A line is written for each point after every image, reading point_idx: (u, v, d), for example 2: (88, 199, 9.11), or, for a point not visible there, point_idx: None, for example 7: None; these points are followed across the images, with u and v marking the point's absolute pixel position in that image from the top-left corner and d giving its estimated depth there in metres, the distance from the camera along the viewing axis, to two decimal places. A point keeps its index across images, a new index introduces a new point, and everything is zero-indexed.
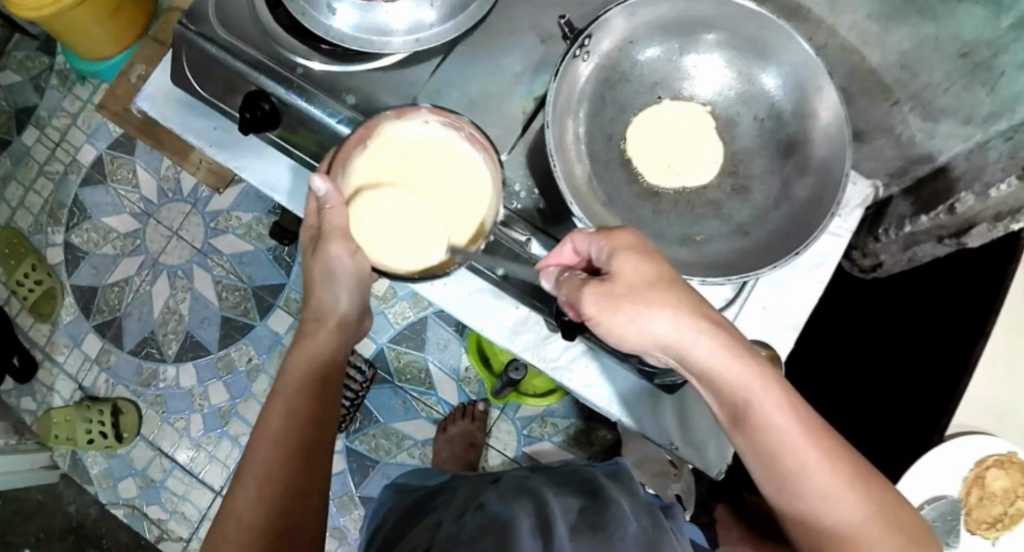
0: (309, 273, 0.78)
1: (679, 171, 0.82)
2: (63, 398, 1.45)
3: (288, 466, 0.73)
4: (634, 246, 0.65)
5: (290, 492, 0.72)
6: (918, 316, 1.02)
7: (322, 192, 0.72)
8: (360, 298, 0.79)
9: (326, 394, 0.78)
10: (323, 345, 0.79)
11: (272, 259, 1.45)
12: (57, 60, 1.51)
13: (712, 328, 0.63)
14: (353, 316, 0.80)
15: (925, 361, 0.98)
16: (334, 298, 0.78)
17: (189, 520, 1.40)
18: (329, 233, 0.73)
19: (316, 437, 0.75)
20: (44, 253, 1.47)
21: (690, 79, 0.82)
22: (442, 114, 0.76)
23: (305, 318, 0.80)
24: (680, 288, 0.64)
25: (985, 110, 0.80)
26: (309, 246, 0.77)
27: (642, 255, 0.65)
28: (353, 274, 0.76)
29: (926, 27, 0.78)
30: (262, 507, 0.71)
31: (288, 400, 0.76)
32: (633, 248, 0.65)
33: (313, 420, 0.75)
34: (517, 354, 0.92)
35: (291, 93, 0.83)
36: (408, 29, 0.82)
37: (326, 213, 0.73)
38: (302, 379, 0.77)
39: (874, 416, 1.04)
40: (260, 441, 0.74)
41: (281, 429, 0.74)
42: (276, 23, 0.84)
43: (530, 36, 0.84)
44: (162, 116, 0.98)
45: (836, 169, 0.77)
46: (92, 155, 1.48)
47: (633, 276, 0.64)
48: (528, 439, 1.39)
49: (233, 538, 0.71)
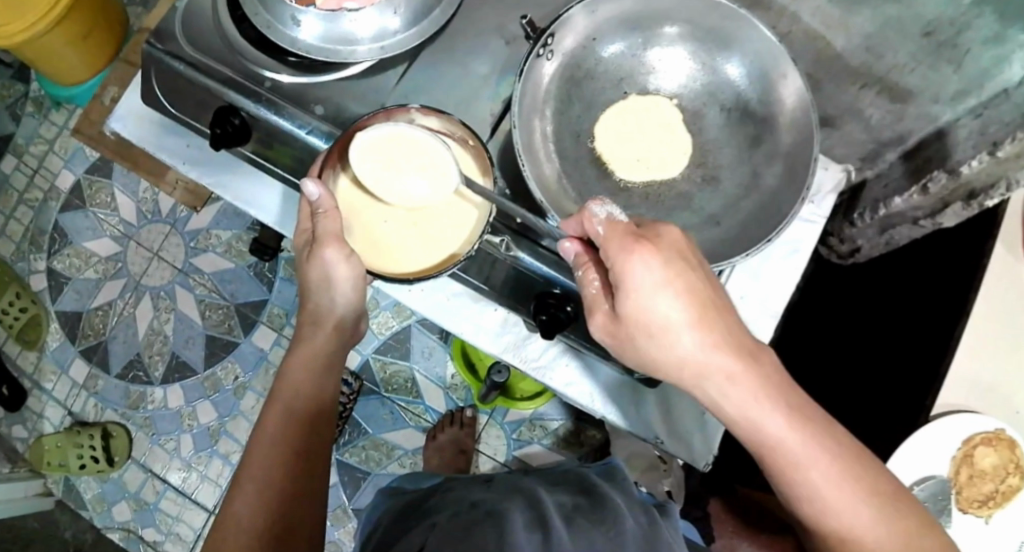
0: (303, 278, 0.78)
1: (649, 165, 0.82)
2: (53, 425, 1.44)
3: (286, 469, 0.72)
4: (651, 278, 0.62)
5: (288, 497, 0.71)
6: (904, 308, 1.03)
7: (315, 198, 0.73)
8: (356, 302, 0.79)
9: (323, 401, 0.77)
10: (320, 350, 0.79)
11: (253, 275, 1.44)
12: (31, 87, 1.51)
13: (734, 366, 0.63)
14: (350, 321, 0.80)
15: (909, 348, 1.00)
16: (331, 302, 0.78)
17: (185, 540, 1.39)
18: (321, 238, 0.74)
19: (315, 440, 0.75)
20: (28, 281, 1.47)
21: (654, 73, 0.83)
22: (429, 113, 0.75)
23: (302, 324, 0.80)
24: (714, 318, 0.63)
25: (954, 87, 0.80)
26: (303, 251, 0.77)
27: (657, 286, 0.62)
28: (350, 279, 0.76)
29: (889, 9, 0.77)
30: (260, 509, 0.70)
31: (287, 406, 0.75)
32: (648, 279, 0.62)
33: (311, 425, 0.75)
34: (498, 356, 0.92)
35: (260, 107, 0.83)
36: (373, 36, 0.82)
37: (320, 217, 0.74)
38: (301, 386, 0.77)
39: (863, 397, 1.05)
40: (259, 444, 0.74)
41: (281, 431, 0.74)
42: (242, 37, 0.84)
43: (494, 38, 0.84)
44: (134, 137, 0.98)
45: (805, 153, 0.77)
46: (70, 181, 1.48)
47: (659, 308, 0.62)
48: (518, 443, 1.39)
49: (230, 541, 0.69)
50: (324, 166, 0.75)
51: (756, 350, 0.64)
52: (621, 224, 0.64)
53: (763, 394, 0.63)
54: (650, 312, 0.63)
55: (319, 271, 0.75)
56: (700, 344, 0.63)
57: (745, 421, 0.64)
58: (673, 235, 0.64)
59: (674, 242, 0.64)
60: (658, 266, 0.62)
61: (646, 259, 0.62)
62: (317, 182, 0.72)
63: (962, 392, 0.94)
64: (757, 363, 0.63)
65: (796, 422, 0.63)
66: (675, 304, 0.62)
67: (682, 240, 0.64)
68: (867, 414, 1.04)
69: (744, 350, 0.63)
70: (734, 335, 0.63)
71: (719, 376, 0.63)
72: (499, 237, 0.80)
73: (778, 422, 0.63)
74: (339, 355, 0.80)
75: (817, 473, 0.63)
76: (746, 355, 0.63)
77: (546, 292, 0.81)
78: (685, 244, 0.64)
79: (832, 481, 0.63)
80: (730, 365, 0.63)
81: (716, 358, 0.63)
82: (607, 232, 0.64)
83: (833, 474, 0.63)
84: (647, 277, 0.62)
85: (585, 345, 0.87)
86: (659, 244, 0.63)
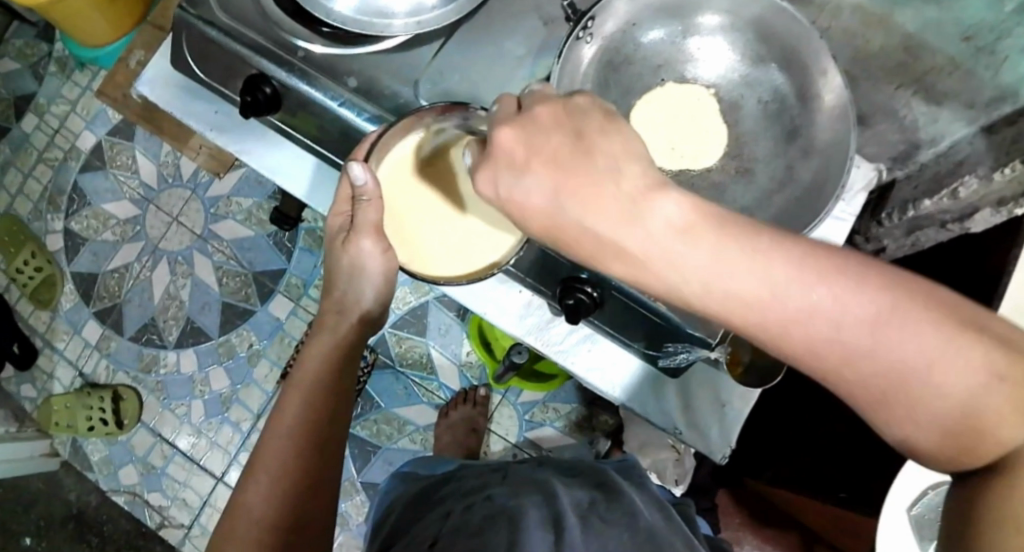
0: (334, 265, 0.78)
1: (682, 154, 0.82)
2: (63, 385, 1.44)
3: (302, 461, 0.72)
4: (518, 178, 0.50)
5: (299, 489, 0.71)
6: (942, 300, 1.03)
7: (360, 183, 0.71)
8: (384, 295, 0.79)
9: (342, 389, 0.76)
10: (343, 339, 0.77)
11: (272, 244, 1.44)
12: (55, 46, 1.50)
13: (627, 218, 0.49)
14: (376, 312, 0.79)
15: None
16: (358, 292, 0.78)
17: (191, 506, 1.40)
18: (358, 226, 0.75)
19: (329, 435, 0.74)
20: (44, 240, 1.47)
21: (694, 61, 0.82)
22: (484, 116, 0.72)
23: (325, 310, 0.80)
24: (580, 180, 0.49)
25: (990, 93, 0.79)
26: (338, 236, 0.78)
27: (523, 186, 0.50)
28: (379, 272, 0.77)
29: (930, 11, 0.77)
30: (273, 501, 0.71)
31: (304, 394, 0.74)
32: (516, 184, 0.50)
33: (327, 415, 0.74)
34: (520, 339, 0.92)
35: (292, 77, 0.82)
36: (408, 12, 0.82)
37: (361, 205, 0.73)
38: (320, 373, 0.75)
39: None
40: (273, 433, 0.73)
41: (297, 422, 0.73)
42: (279, 7, 0.83)
43: (533, 18, 0.84)
44: (162, 101, 0.98)
45: (842, 151, 0.77)
46: (91, 142, 1.48)
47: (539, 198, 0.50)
48: (530, 424, 1.39)
49: (242, 531, 0.70)
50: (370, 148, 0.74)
51: (634, 186, 0.49)
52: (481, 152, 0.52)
53: (670, 227, 0.48)
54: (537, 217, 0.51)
55: (351, 258, 0.76)
56: (583, 206, 0.49)
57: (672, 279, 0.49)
58: (510, 137, 0.50)
59: (518, 144, 0.50)
60: (519, 172, 0.50)
61: (503, 176, 0.51)
62: (365, 167, 0.71)
63: None
64: (641, 199, 0.49)
65: (721, 246, 0.48)
66: (544, 187, 0.50)
67: (520, 134, 0.50)
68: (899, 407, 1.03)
69: (621, 189, 0.49)
70: (606, 181, 0.49)
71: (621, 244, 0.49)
72: None
73: (699, 255, 0.48)
74: (361, 341, 0.79)
75: (793, 298, 0.47)
76: (622, 195, 0.49)
77: (574, 276, 0.80)
78: (524, 139, 0.50)
79: (809, 292, 0.47)
80: (617, 208, 0.49)
81: (607, 221, 0.49)
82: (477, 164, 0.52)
83: (811, 285, 0.47)
84: (516, 178, 0.50)
85: (611, 333, 0.88)
86: (503, 151, 0.51)
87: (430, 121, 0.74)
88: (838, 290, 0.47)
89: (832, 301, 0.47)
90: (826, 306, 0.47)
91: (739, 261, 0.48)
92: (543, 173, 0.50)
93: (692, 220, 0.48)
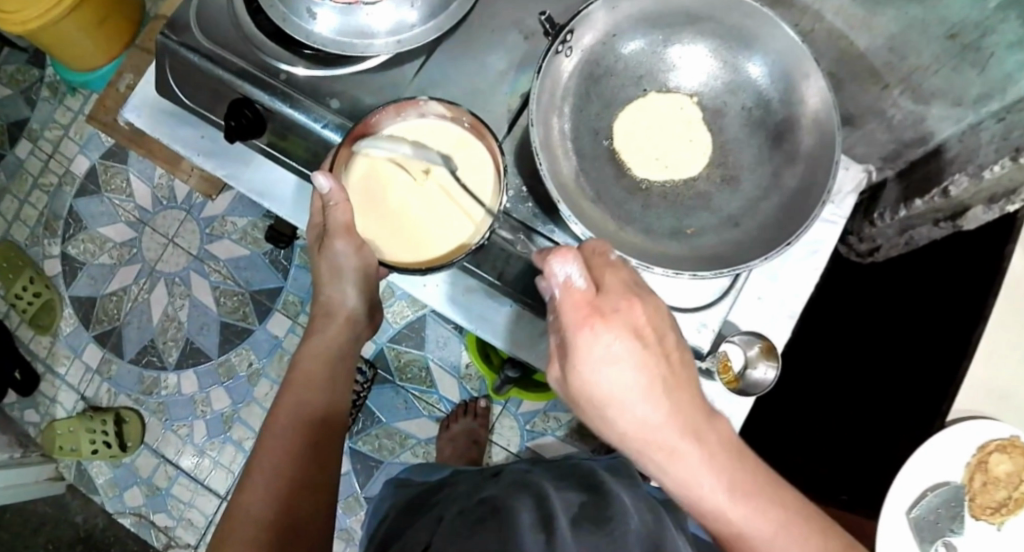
0: (316, 270, 0.80)
1: (668, 164, 0.81)
2: (65, 410, 1.45)
3: (298, 456, 0.74)
4: (607, 353, 0.58)
5: (298, 484, 0.73)
6: (926, 299, 1.02)
7: (326, 191, 0.72)
8: (367, 294, 0.81)
9: (336, 389, 0.79)
10: (334, 339, 0.81)
11: (268, 263, 1.44)
12: (47, 72, 1.51)
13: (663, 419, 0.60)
14: (361, 313, 0.82)
15: (930, 344, 0.98)
16: (342, 294, 0.80)
17: (197, 526, 1.40)
18: (331, 230, 0.75)
19: (325, 433, 0.76)
20: (42, 265, 1.47)
21: (675, 70, 0.81)
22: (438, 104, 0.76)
23: (315, 314, 0.83)
24: (655, 390, 0.59)
25: (976, 90, 0.79)
26: (314, 243, 0.79)
27: (609, 361, 0.59)
28: (358, 269, 0.77)
29: (913, 10, 0.75)
30: (271, 497, 0.72)
31: (299, 394, 0.77)
32: (605, 353, 0.59)
33: (322, 414, 0.77)
34: (513, 354, 0.91)
35: (274, 100, 0.82)
36: (390, 30, 0.81)
37: (331, 210, 0.74)
38: (314, 374, 0.79)
39: (881, 385, 1.04)
40: (270, 432, 0.76)
41: (294, 420, 0.76)
42: (257, 28, 0.84)
43: (513, 32, 0.83)
44: (149, 127, 0.98)
45: (827, 155, 0.76)
46: (85, 166, 1.48)
47: (607, 384, 0.59)
48: (532, 434, 1.39)
49: (239, 529, 0.70)
50: (335, 157, 0.75)
51: (681, 395, 0.60)
52: (584, 292, 0.60)
53: (688, 437, 0.61)
54: (603, 386, 0.59)
55: (331, 262, 0.77)
56: (642, 412, 0.60)
57: (676, 471, 0.62)
58: (614, 333, 0.59)
59: (635, 319, 0.59)
60: (612, 343, 0.58)
61: (603, 331, 0.59)
62: (327, 175, 0.72)
63: (980, 400, 0.91)
64: (679, 415, 0.60)
65: (714, 459, 0.62)
66: (631, 377, 0.59)
67: (643, 313, 0.60)
68: (893, 401, 1.01)
69: (670, 400, 0.60)
70: (673, 395, 0.60)
71: (668, 445, 0.61)
72: (514, 235, 0.80)
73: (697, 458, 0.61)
74: (351, 343, 0.83)
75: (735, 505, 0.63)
76: (667, 405, 0.60)
77: None
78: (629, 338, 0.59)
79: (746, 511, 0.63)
80: (653, 415, 0.60)
81: (659, 432, 0.60)
82: (576, 296, 0.60)
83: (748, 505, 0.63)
84: (605, 350, 0.59)
85: None
86: (615, 318, 0.59)
87: (389, 123, 0.77)
88: (765, 514, 0.63)
89: (757, 510, 0.63)
90: (750, 510, 0.63)
91: (719, 465, 0.62)
92: (631, 345, 0.59)
93: (705, 441, 0.61)
